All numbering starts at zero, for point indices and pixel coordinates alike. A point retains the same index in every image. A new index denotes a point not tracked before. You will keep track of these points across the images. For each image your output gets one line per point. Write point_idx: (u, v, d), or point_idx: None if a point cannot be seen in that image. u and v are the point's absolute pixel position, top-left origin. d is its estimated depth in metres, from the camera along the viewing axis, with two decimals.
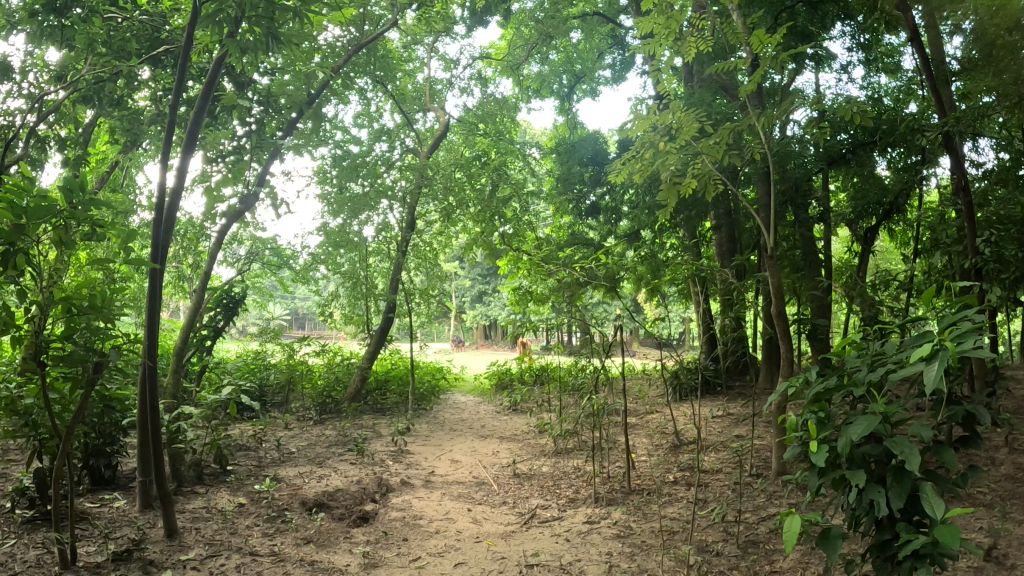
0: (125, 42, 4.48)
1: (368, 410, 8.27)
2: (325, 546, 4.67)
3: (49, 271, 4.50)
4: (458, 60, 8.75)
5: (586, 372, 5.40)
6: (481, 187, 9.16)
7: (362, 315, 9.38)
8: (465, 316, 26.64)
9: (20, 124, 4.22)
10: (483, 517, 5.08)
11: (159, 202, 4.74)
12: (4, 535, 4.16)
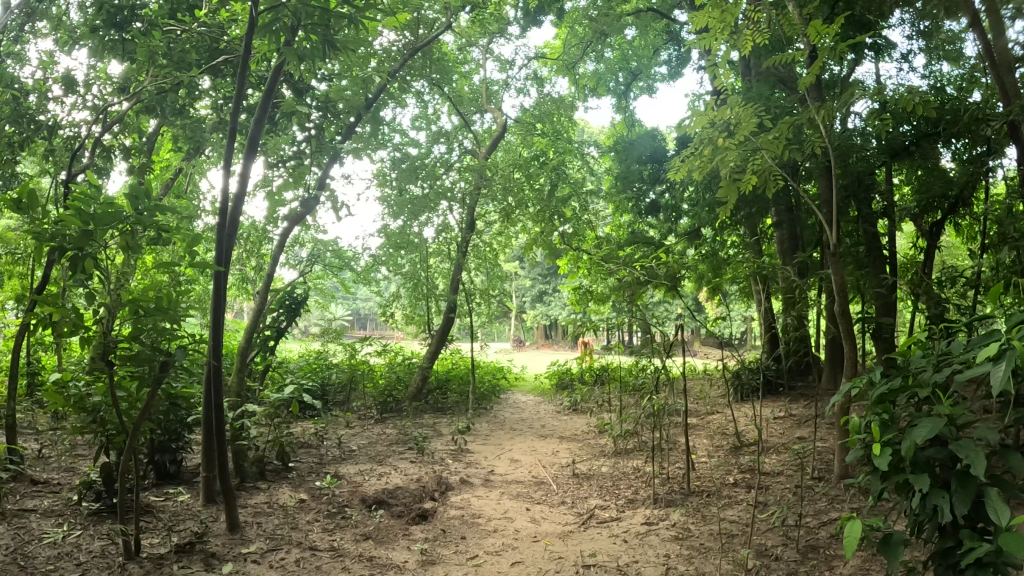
0: (185, 53, 4.63)
1: (430, 409, 8.37)
2: (383, 543, 4.75)
3: (116, 274, 4.71)
4: (513, 62, 8.76)
5: (647, 372, 5.35)
6: (541, 186, 9.34)
7: (423, 315, 9.48)
8: (525, 316, 26.54)
9: (85, 135, 4.43)
10: (542, 517, 5.08)
11: (223, 207, 4.89)
12: (72, 526, 4.36)
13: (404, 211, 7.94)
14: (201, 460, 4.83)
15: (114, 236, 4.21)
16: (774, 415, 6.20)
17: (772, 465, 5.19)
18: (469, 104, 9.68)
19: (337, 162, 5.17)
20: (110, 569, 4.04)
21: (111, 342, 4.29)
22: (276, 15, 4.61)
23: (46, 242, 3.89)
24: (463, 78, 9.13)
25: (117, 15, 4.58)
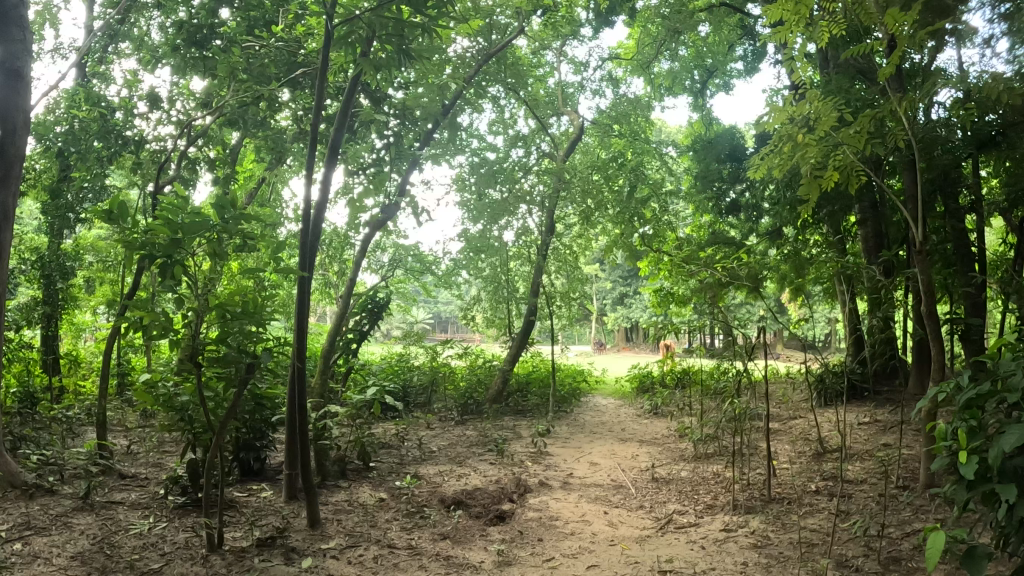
0: (264, 67, 4.87)
1: (510, 411, 8.43)
2: (460, 543, 4.75)
3: (203, 280, 4.90)
4: (589, 63, 8.78)
5: (729, 375, 5.24)
6: (619, 188, 9.30)
7: (503, 318, 9.53)
8: (605, 319, 26.36)
9: (169, 148, 4.70)
10: (620, 521, 4.97)
11: (304, 214, 5.05)
12: (157, 518, 4.57)
13: (483, 215, 8.00)
14: (284, 458, 4.99)
15: (201, 242, 4.41)
16: (857, 420, 5.98)
17: (856, 473, 4.97)
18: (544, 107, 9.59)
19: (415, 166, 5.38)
20: (193, 560, 4.20)
21: (199, 345, 4.50)
22: (352, 27, 4.65)
23: (137, 250, 4.12)
24: (539, 81, 9.10)
25: (196, 33, 4.87)
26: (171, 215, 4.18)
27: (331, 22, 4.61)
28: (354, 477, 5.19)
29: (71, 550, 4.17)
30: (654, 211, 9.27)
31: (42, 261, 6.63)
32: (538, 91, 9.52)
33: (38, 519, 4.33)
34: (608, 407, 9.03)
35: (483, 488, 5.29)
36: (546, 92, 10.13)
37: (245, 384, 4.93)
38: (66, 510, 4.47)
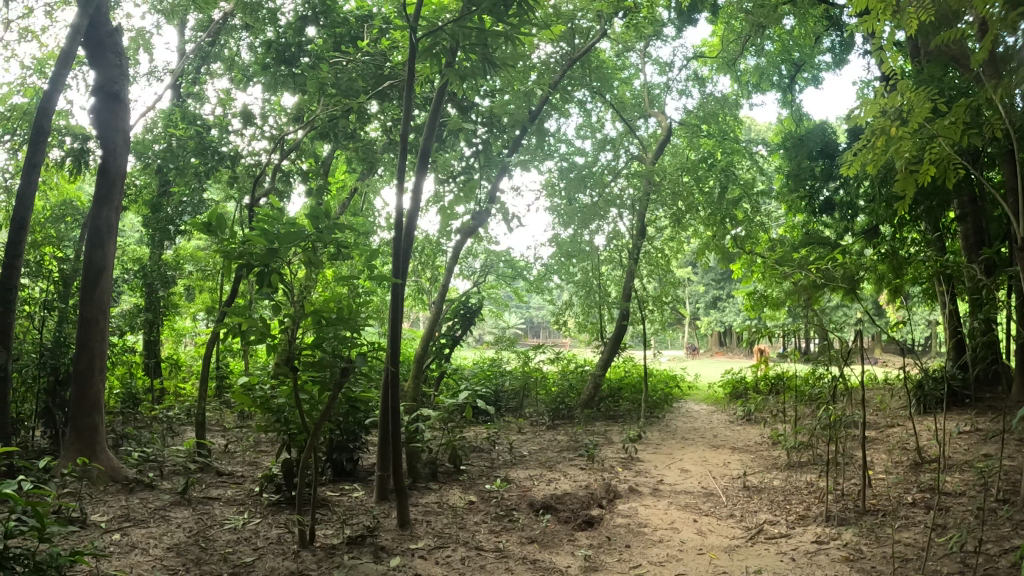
0: (351, 81, 5.22)
1: (603, 416, 8.42)
2: (548, 547, 4.62)
3: (300, 288, 4.87)
4: (672, 63, 9.19)
5: (825, 381, 5.01)
6: (710, 190, 8.91)
7: (596, 323, 9.46)
8: (701, 324, 26.18)
9: (264, 159, 5.33)
10: (709, 529, 4.78)
11: (396, 223, 5.08)
12: (253, 514, 4.75)
13: (573, 220, 8.14)
14: (378, 460, 5.04)
15: (297, 251, 4.49)
16: (957, 429, 5.68)
17: (955, 484, 4.69)
18: (632, 109, 9.40)
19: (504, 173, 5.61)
20: (285, 555, 4.32)
21: (293, 351, 4.62)
22: (435, 39, 4.37)
23: (235, 260, 4.27)
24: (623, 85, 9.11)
25: (285, 52, 5.72)
26: (268, 224, 4.29)
27: (414, 34, 4.36)
28: (444, 479, 5.26)
29: (166, 541, 4.40)
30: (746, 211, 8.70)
31: (147, 271, 7.06)
32: (622, 94, 9.39)
33: (136, 512, 4.63)
34: (702, 413, 8.88)
35: (573, 493, 5.26)
36: (631, 95, 9.96)
37: (340, 389, 4.96)
38: (164, 505, 4.74)
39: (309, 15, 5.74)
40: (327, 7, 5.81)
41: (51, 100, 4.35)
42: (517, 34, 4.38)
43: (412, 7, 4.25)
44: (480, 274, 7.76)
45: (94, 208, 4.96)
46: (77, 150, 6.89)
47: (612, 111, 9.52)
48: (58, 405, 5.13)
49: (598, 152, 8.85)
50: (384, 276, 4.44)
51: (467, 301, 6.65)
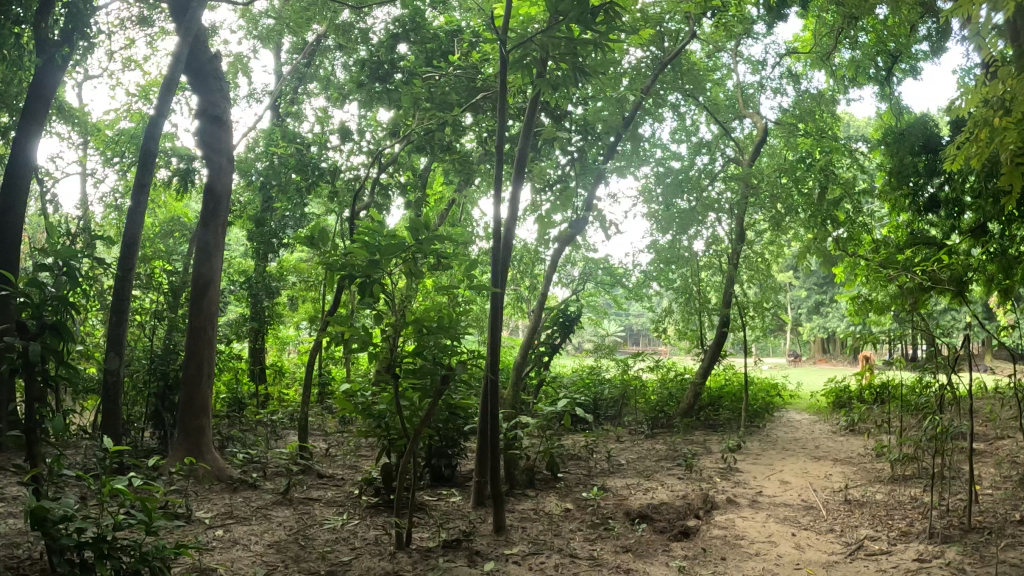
0: (445, 95, 6.13)
1: (702, 426, 8.32)
2: (642, 557, 4.34)
3: (400, 297, 4.50)
4: (764, 63, 9.09)
5: (935, 391, 4.70)
6: (810, 191, 8.35)
7: (696, 330, 9.28)
8: (804, 330, 26.18)
9: (367, 177, 6.08)
10: (807, 544, 4.47)
11: (495, 231, 4.50)
12: (350, 515, 4.74)
13: (671, 225, 7.86)
14: (477, 468, 4.71)
15: (398, 262, 4.37)
16: None
17: None
18: (727, 111, 9.29)
19: (601, 180, 6.09)
20: (381, 556, 4.30)
21: (392, 359, 4.27)
22: (524, 50, 4.27)
23: (337, 269, 4.22)
24: (716, 85, 8.93)
25: (378, 70, 6.83)
26: (369, 234, 4.19)
27: (503, 46, 4.27)
28: (540, 485, 5.16)
29: (267, 538, 4.55)
30: (847, 212, 8.41)
31: (253, 283, 7.83)
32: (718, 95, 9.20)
33: (240, 510, 4.84)
34: (803, 423, 8.70)
35: (671, 502, 5.07)
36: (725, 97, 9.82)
37: (441, 397, 4.63)
38: (266, 505, 4.95)
39: (400, 33, 6.96)
40: (417, 26, 6.97)
41: (155, 125, 5.28)
42: (606, 41, 4.22)
43: (500, 20, 4.15)
44: (579, 280, 7.72)
45: (204, 224, 5.79)
46: (183, 170, 7.29)
47: (706, 114, 9.34)
48: (167, 408, 5.78)
49: (692, 156, 8.82)
50: (482, 285, 4.11)
51: (563, 306, 6.66)
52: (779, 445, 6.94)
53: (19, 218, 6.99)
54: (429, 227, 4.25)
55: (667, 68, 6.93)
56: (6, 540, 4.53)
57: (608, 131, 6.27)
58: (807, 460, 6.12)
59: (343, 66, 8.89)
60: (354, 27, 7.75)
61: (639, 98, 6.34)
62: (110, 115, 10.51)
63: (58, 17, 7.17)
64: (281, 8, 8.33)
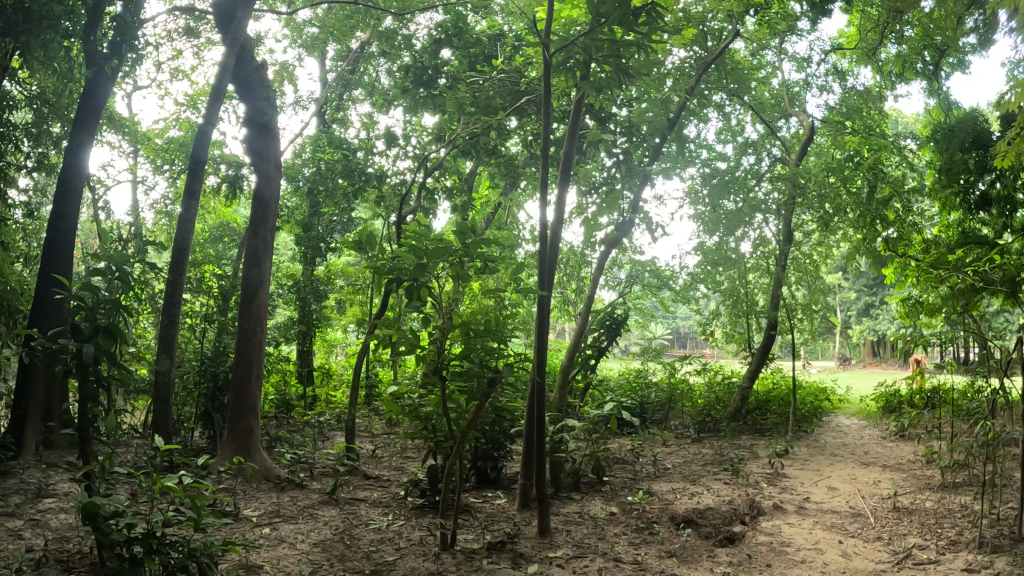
0: (490, 98, 6.23)
1: (749, 431, 8.27)
2: (687, 561, 4.31)
3: (448, 300, 4.50)
4: (809, 60, 9.01)
5: (987, 396, 4.62)
6: (858, 190, 8.26)
7: (743, 333, 9.22)
8: (853, 332, 26.00)
9: (414, 182, 6.12)
10: (855, 552, 4.40)
11: (542, 234, 4.50)
12: (396, 517, 4.76)
13: (718, 227, 7.89)
14: (523, 470, 4.70)
15: (445, 266, 4.37)
16: None
17: None
18: (772, 111, 9.24)
19: (646, 182, 6.08)
20: (426, 556, 4.31)
21: (439, 362, 4.26)
22: (568, 53, 4.32)
23: (385, 274, 4.22)
24: (762, 84, 8.86)
25: (422, 76, 6.90)
26: (416, 237, 4.20)
27: (547, 49, 4.31)
28: (585, 488, 5.15)
29: (313, 537, 4.58)
30: (896, 214, 8.34)
31: (301, 287, 7.99)
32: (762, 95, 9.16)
33: (287, 509, 4.88)
34: (852, 427, 8.60)
35: (716, 508, 5.02)
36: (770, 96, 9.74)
37: (488, 399, 4.64)
38: (313, 504, 4.99)
39: (442, 38, 7.00)
40: (459, 31, 6.99)
41: (203, 134, 5.44)
42: (648, 42, 4.24)
43: (544, 23, 4.19)
44: (625, 284, 7.70)
45: (252, 230, 5.84)
46: (231, 177, 7.38)
47: (751, 114, 9.31)
48: (217, 409, 5.86)
49: (739, 156, 8.77)
50: (529, 288, 4.07)
51: (609, 309, 6.66)
52: (827, 450, 6.90)
53: (72, 224, 7.04)
54: (475, 230, 4.24)
55: (712, 68, 7.03)
56: (59, 536, 4.61)
57: (653, 133, 6.26)
58: (855, 466, 6.07)
59: (387, 73, 8.98)
60: (396, 33, 7.72)
61: (682, 98, 6.34)
62: (160, 124, 10.68)
63: (108, 30, 7.33)
64: (326, 16, 8.44)
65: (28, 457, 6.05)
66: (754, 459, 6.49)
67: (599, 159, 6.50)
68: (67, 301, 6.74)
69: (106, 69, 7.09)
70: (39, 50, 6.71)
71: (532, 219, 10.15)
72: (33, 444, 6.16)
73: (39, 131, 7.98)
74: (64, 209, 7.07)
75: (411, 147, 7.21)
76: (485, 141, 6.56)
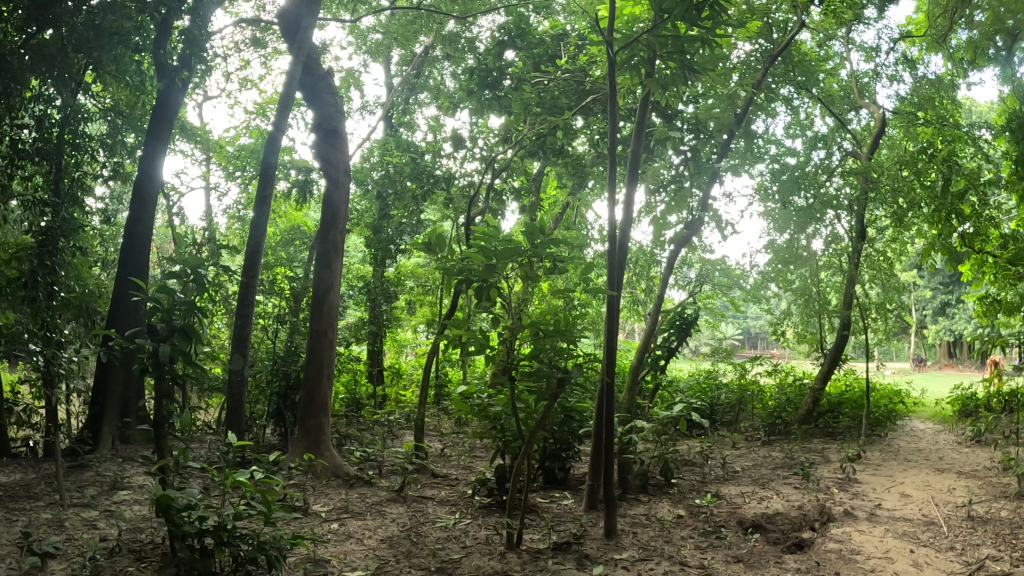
0: (555, 99, 6.53)
1: (819, 435, 8.18)
2: (754, 567, 4.24)
3: (518, 301, 4.46)
4: (879, 49, 8.86)
5: None
6: (932, 182, 7.67)
7: (815, 333, 8.97)
8: (929, 331, 25.54)
9: (482, 186, 6.24)
10: (926, 562, 4.26)
11: (610, 233, 4.48)
12: (463, 516, 4.79)
13: (788, 225, 7.63)
14: (592, 470, 4.67)
15: (515, 268, 4.30)
16: None
17: None
18: (840, 102, 8.90)
19: (715, 178, 6.08)
20: (491, 555, 4.31)
21: (509, 362, 4.25)
22: (632, 51, 4.30)
23: (454, 275, 4.20)
24: (831, 77, 8.71)
25: (487, 78, 7.08)
26: (486, 239, 4.15)
27: (611, 48, 4.29)
28: (652, 491, 5.13)
29: (380, 533, 4.62)
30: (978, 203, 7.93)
31: (371, 289, 8.50)
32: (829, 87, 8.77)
33: (355, 505, 4.96)
34: (926, 432, 8.40)
35: (785, 513, 4.93)
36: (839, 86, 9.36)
37: (557, 400, 4.70)
38: (380, 501, 5.06)
39: (506, 40, 7.12)
40: (522, 33, 7.14)
41: (273, 141, 5.54)
42: (712, 37, 4.21)
43: (607, 22, 4.18)
44: (694, 284, 7.67)
45: (322, 234, 5.93)
46: (301, 181, 7.49)
47: (820, 107, 9.20)
48: (288, 408, 6.00)
49: (808, 151, 8.66)
50: (598, 288, 3.97)
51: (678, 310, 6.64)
52: (901, 456, 6.83)
53: (148, 229, 7.26)
54: (545, 231, 4.16)
55: (775, 61, 6.68)
56: (132, 526, 4.70)
57: (721, 129, 6.22)
58: (929, 473, 5.97)
59: (452, 75, 9.04)
60: (460, 37, 7.96)
61: (749, 94, 6.23)
62: (231, 132, 10.87)
63: (177, 43, 7.49)
64: (389, 22, 8.57)
65: (104, 452, 6.20)
66: (827, 463, 6.46)
67: (666, 157, 6.62)
68: (142, 302, 6.89)
69: (176, 81, 7.26)
70: (112, 65, 6.63)
71: (599, 222, 10.15)
72: (109, 438, 6.32)
73: (113, 141, 8.11)
74: (139, 215, 7.24)
75: (479, 149, 7.27)
76: (552, 142, 6.60)
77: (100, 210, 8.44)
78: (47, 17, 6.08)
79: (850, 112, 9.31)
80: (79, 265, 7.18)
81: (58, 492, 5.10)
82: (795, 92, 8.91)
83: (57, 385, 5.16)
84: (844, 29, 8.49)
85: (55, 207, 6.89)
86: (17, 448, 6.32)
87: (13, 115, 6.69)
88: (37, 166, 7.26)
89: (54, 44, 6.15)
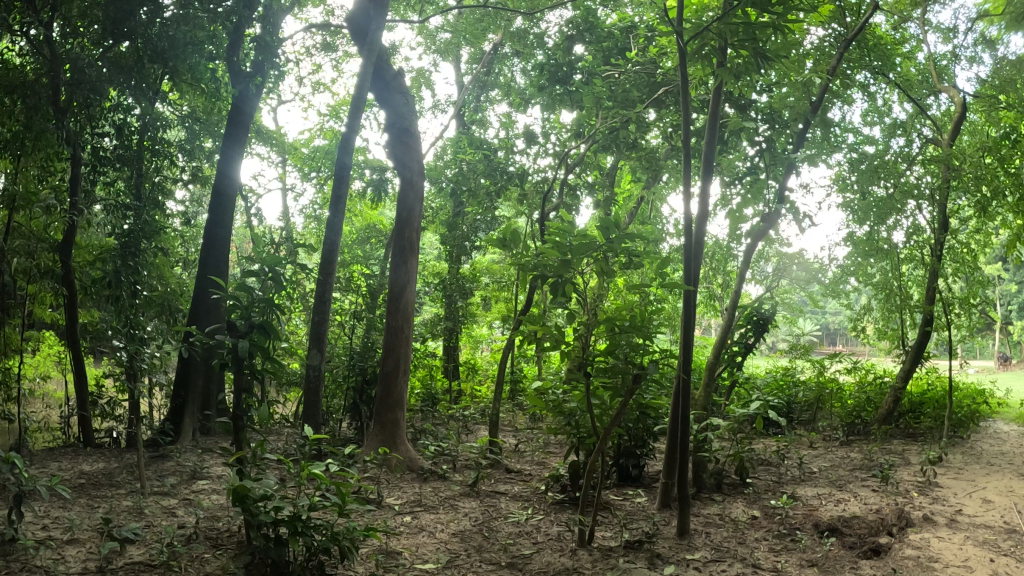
0: (627, 92, 6.57)
1: (898, 436, 8.06)
2: (829, 571, 4.14)
3: (593, 295, 4.40)
4: (957, 29, 8.72)
5: None
6: (1018, 170, 7.41)
7: (896, 329, 8.82)
8: (1014, 326, 25.22)
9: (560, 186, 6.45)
10: (1007, 572, 4.08)
11: (686, 227, 4.47)
12: (536, 512, 4.79)
13: (869, 215, 7.77)
14: (666, 465, 4.64)
15: (589, 263, 4.19)
16: None
17: None
18: (918, 87, 8.74)
19: (790, 169, 6.05)
20: (562, 552, 4.28)
21: (586, 359, 4.21)
22: (702, 41, 4.31)
23: (530, 268, 4.16)
24: (908, 60, 8.58)
25: (557, 73, 7.23)
26: (561, 231, 4.09)
27: (681, 37, 4.31)
28: (726, 492, 5.11)
29: (452, 527, 4.65)
30: None
31: (448, 285, 8.75)
32: (907, 72, 8.65)
33: (429, 500, 5.05)
34: (1011, 435, 8.20)
35: (861, 518, 4.82)
36: (916, 71, 9.22)
37: (632, 394, 4.77)
38: (453, 496, 5.16)
39: (575, 35, 7.35)
40: (590, 27, 7.32)
41: (347, 141, 5.60)
42: (784, 23, 4.25)
43: (675, 14, 4.21)
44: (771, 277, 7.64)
45: (398, 232, 6.07)
46: (376, 180, 7.60)
47: (897, 92, 9.12)
48: (366, 402, 6.18)
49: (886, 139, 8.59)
50: (675, 282, 3.90)
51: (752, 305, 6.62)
52: (985, 457, 6.70)
53: (226, 230, 7.38)
54: (622, 223, 4.07)
55: (851, 45, 6.49)
56: (209, 515, 4.77)
57: (797, 117, 6.16)
58: (1013, 477, 5.84)
59: (522, 71, 9.15)
60: (531, 33, 8.07)
61: (824, 81, 6.13)
62: (306, 133, 11.08)
63: (250, 49, 7.60)
64: (458, 18, 8.72)
65: (185, 445, 6.36)
66: (907, 465, 6.39)
67: (741, 150, 6.66)
68: (220, 300, 7.04)
69: (251, 86, 7.36)
70: (189, 74, 6.86)
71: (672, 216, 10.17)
72: (190, 430, 6.55)
73: (192, 146, 8.24)
74: (217, 217, 7.39)
75: (552, 144, 7.39)
76: (627, 137, 6.63)
77: (181, 212, 8.63)
78: (123, 31, 6.37)
79: (929, 98, 9.20)
80: (161, 265, 7.34)
81: (139, 481, 5.23)
82: (872, 78, 8.80)
83: (140, 380, 5.27)
84: (918, 10, 8.37)
85: (137, 211, 6.98)
86: (101, 439, 6.53)
87: (94, 125, 6.81)
88: (119, 171, 7.37)
89: (131, 57, 6.50)
